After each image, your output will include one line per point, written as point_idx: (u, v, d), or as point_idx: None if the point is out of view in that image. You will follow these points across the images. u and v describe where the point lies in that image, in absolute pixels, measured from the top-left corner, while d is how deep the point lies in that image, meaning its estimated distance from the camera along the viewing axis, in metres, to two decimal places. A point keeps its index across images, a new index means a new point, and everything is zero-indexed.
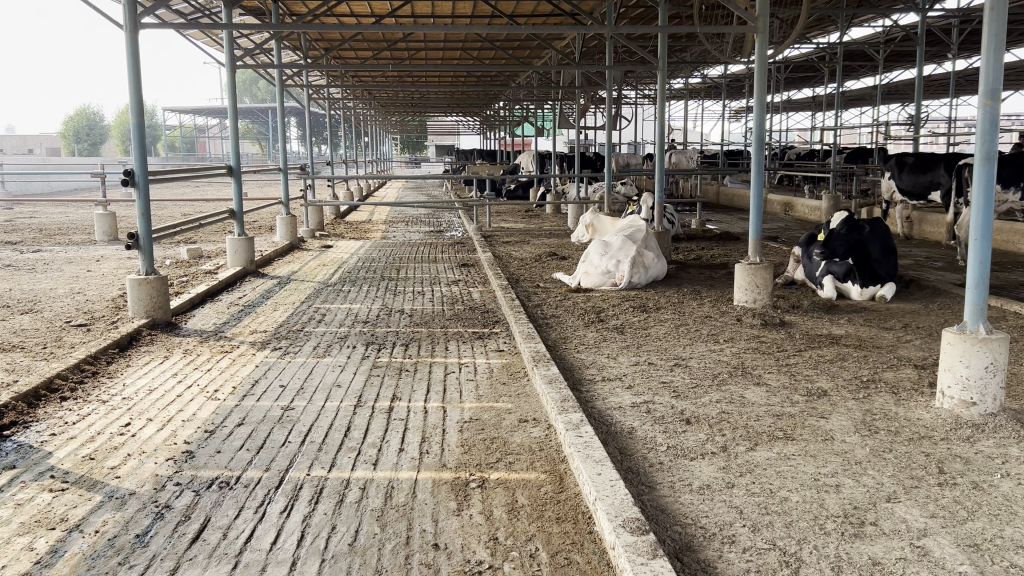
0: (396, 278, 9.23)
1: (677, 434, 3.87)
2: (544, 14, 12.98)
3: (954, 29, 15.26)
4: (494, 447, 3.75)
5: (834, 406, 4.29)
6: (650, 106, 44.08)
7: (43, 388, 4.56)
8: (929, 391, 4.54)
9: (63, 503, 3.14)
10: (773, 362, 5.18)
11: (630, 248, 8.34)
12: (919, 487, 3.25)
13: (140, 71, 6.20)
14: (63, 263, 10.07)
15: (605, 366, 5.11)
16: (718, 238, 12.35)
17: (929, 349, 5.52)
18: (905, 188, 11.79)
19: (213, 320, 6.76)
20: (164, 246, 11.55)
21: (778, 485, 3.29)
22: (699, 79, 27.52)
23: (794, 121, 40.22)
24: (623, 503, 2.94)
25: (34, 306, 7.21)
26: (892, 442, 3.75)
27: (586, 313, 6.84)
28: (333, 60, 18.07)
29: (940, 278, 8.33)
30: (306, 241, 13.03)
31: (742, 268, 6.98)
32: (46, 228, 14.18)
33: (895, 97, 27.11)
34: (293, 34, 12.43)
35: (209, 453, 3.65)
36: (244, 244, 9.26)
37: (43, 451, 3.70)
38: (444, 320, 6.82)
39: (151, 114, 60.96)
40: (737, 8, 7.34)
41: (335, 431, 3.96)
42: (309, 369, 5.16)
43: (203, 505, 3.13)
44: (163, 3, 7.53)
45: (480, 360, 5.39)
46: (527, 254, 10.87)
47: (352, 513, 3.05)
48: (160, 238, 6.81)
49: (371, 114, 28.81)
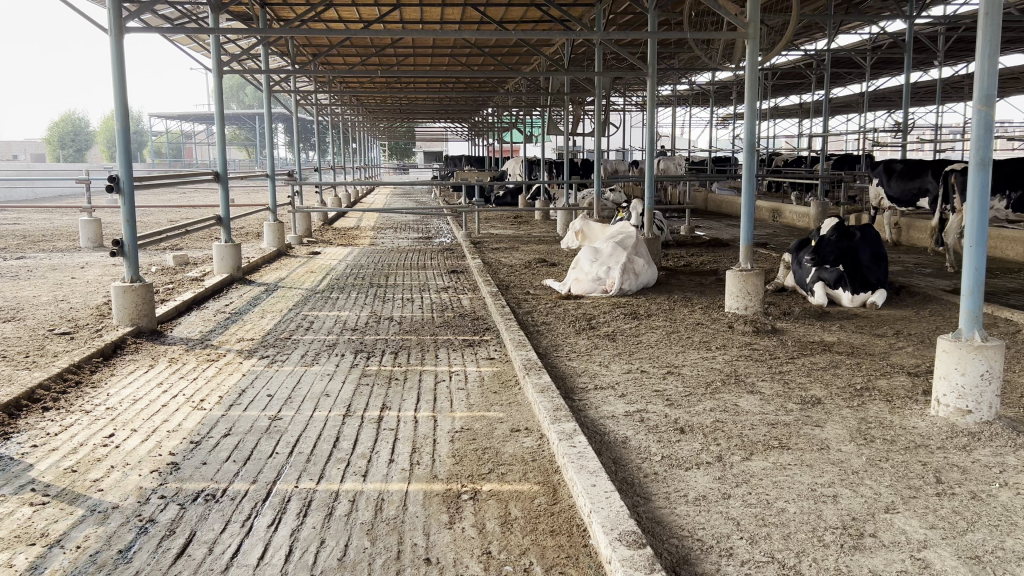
0: (384, 285, 9.15)
1: (671, 444, 3.82)
2: (534, 20, 12.96)
3: (940, 37, 15.39)
4: (486, 458, 3.68)
5: (829, 414, 4.25)
6: (639, 114, 44.26)
7: (25, 398, 4.45)
8: (923, 398, 4.51)
9: (44, 518, 3.05)
10: (766, 370, 5.14)
11: (620, 254, 8.29)
12: (917, 497, 3.21)
13: (126, 75, 6.11)
14: (46, 270, 9.93)
15: (597, 374, 5.06)
16: (708, 245, 12.34)
17: (922, 356, 5.50)
18: (894, 195, 11.82)
19: (199, 328, 6.66)
20: (149, 253, 11.42)
21: (775, 496, 3.25)
22: (687, 86, 27.66)
23: (782, 127, 40.47)
24: (619, 515, 2.88)
25: (16, 314, 7.08)
26: (889, 451, 3.72)
27: (577, 320, 6.78)
28: (321, 66, 17.99)
29: (930, 284, 8.33)
30: (294, 247, 12.93)
31: (733, 274, 6.95)
32: (29, 235, 14.02)
33: (882, 104, 27.30)
34: (281, 40, 12.34)
35: (194, 465, 3.57)
36: (231, 250, 9.16)
37: (23, 463, 3.60)
38: (434, 327, 6.75)
39: (137, 121, 60.64)
40: (727, 14, 7.29)
41: (323, 442, 3.89)
42: (297, 378, 5.08)
43: (189, 518, 3.05)
44: (149, 8, 7.44)
45: (471, 368, 5.33)
46: (516, 261, 10.82)
47: (341, 527, 2.98)
48: (146, 245, 6.70)
49: (359, 120, 28.73)
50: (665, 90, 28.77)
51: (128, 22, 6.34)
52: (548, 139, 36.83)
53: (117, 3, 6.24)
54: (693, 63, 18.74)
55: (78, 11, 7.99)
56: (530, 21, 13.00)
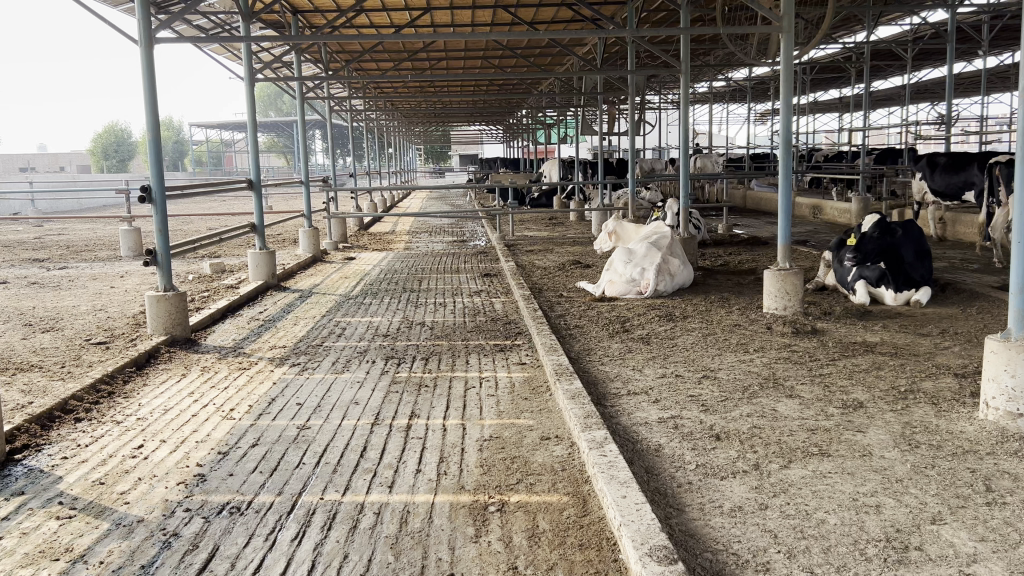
0: (417, 290, 9.12)
1: (706, 452, 3.70)
2: (565, 20, 12.84)
3: (985, 25, 14.92)
4: (514, 467, 3.60)
5: (872, 419, 4.08)
6: (674, 112, 43.78)
7: (57, 409, 4.49)
8: (971, 401, 4.32)
9: (69, 532, 3.05)
10: (805, 372, 4.99)
11: (655, 255, 8.15)
12: (965, 507, 3.04)
13: (156, 85, 6.16)
14: (87, 280, 10.10)
15: (631, 379, 4.95)
16: (746, 244, 12.09)
17: (969, 356, 5.28)
18: (938, 189, 11.46)
19: (232, 336, 6.69)
20: (187, 261, 11.56)
21: (815, 506, 3.11)
22: (723, 82, 27.27)
23: (822, 122, 39.64)
24: (649, 529, 2.78)
25: (55, 324, 7.19)
26: (934, 458, 3.54)
27: (610, 323, 6.67)
28: (354, 72, 18.08)
29: (976, 280, 8.04)
30: (329, 253, 12.98)
31: (771, 274, 6.77)
32: (72, 245, 14.29)
33: (925, 96, 26.67)
34: (313, 46, 12.38)
35: (221, 476, 3.55)
36: (265, 257, 9.20)
37: (53, 475, 3.62)
38: (466, 332, 6.70)
39: (179, 132, 61.79)
40: (760, 7, 7.06)
41: (351, 451, 3.84)
42: (327, 385, 5.06)
43: (213, 532, 3.02)
44: (181, 18, 7.49)
45: (502, 374, 5.26)
46: (550, 263, 10.70)
47: (365, 541, 2.92)
48: (178, 253, 6.73)
49: (395, 124, 28.85)
50: (702, 87, 28.42)
51: (158, 34, 6.40)
52: (584, 139, 36.69)
53: (146, 14, 6.29)
54: (728, 58, 18.46)
55: (111, 24, 8.09)
56: (561, 21, 12.89)
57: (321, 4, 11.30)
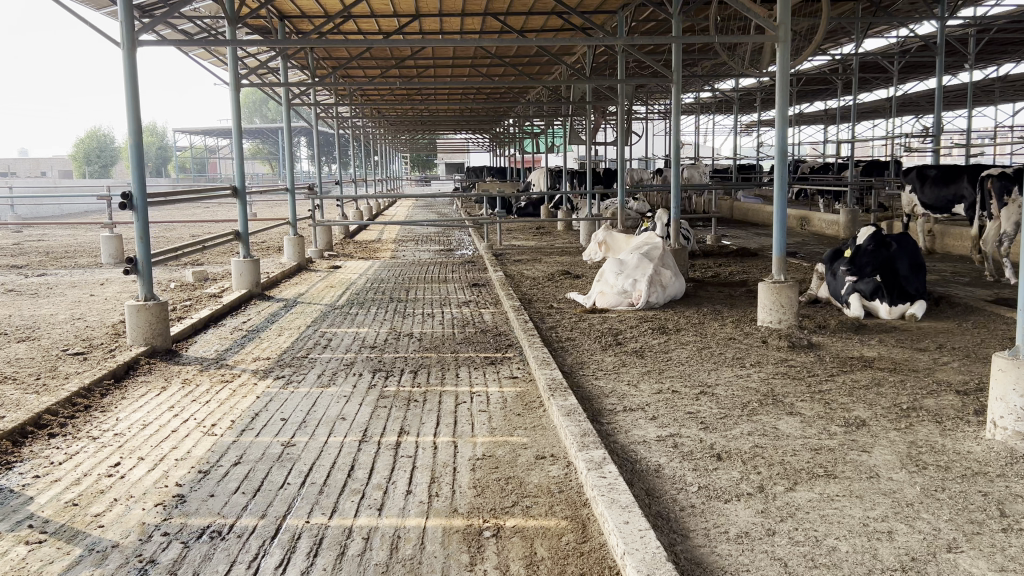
0: (406, 300, 8.96)
1: (708, 473, 3.57)
2: (554, 28, 12.77)
3: (970, 38, 15.00)
4: (509, 488, 3.46)
5: (876, 438, 3.97)
6: (662, 122, 44.06)
7: (30, 424, 4.30)
8: (975, 419, 4.22)
9: (39, 558, 2.87)
10: (805, 389, 4.86)
11: (646, 266, 8.03)
12: (981, 533, 2.92)
13: (139, 90, 5.99)
14: (66, 288, 9.86)
15: (626, 395, 4.80)
16: (736, 255, 12.03)
17: (969, 372, 5.19)
18: (928, 202, 11.38)
19: (214, 347, 6.50)
20: (168, 269, 11.32)
21: (824, 532, 2.98)
22: (710, 94, 27.43)
23: (807, 134, 40.13)
24: (654, 558, 2.64)
25: (32, 333, 6.97)
26: (944, 480, 3.43)
27: (603, 336, 6.53)
28: (340, 77, 17.92)
29: (971, 294, 7.96)
30: (314, 261, 12.80)
31: (766, 287, 6.66)
32: (51, 251, 14.01)
33: (910, 108, 26.85)
34: (299, 51, 12.17)
35: (201, 498, 3.37)
36: (250, 266, 9.00)
37: (23, 495, 3.43)
38: (455, 344, 6.55)
39: (161, 137, 61.29)
40: (756, 15, 6.94)
41: (338, 471, 3.68)
42: (313, 400, 4.88)
43: (192, 559, 2.85)
44: (165, 20, 7.27)
45: (493, 389, 5.09)
46: (539, 274, 10.54)
47: (353, 570, 2.76)
48: (158, 260, 6.51)
49: (381, 132, 28.71)
50: (690, 97, 28.56)
51: (141, 37, 6.21)
52: (570, 150, 36.71)
53: (130, 16, 6.11)
54: (717, 68, 18.44)
55: (92, 27, 7.86)
56: (550, 29, 12.81)
57: (308, 8, 11.14)
